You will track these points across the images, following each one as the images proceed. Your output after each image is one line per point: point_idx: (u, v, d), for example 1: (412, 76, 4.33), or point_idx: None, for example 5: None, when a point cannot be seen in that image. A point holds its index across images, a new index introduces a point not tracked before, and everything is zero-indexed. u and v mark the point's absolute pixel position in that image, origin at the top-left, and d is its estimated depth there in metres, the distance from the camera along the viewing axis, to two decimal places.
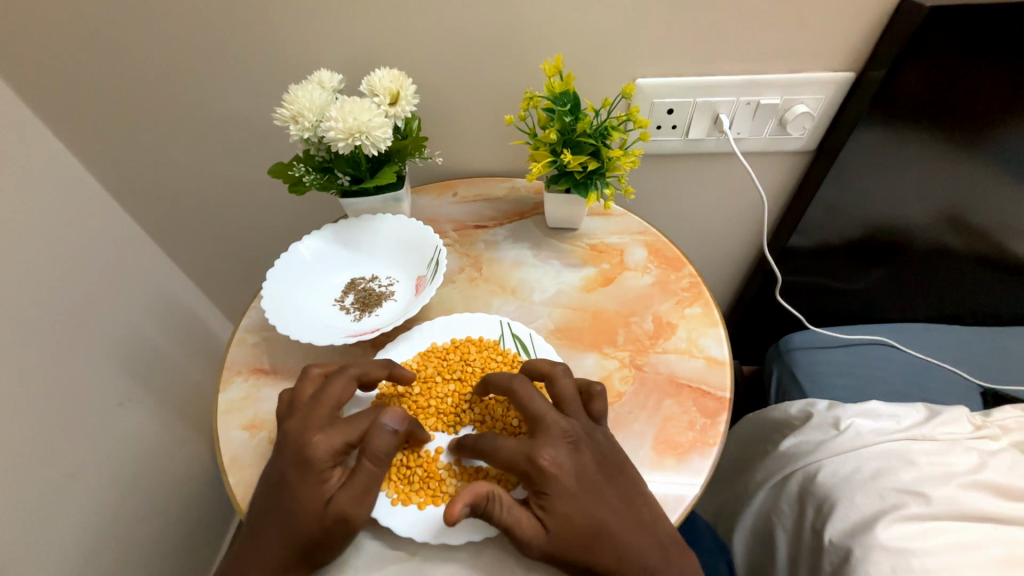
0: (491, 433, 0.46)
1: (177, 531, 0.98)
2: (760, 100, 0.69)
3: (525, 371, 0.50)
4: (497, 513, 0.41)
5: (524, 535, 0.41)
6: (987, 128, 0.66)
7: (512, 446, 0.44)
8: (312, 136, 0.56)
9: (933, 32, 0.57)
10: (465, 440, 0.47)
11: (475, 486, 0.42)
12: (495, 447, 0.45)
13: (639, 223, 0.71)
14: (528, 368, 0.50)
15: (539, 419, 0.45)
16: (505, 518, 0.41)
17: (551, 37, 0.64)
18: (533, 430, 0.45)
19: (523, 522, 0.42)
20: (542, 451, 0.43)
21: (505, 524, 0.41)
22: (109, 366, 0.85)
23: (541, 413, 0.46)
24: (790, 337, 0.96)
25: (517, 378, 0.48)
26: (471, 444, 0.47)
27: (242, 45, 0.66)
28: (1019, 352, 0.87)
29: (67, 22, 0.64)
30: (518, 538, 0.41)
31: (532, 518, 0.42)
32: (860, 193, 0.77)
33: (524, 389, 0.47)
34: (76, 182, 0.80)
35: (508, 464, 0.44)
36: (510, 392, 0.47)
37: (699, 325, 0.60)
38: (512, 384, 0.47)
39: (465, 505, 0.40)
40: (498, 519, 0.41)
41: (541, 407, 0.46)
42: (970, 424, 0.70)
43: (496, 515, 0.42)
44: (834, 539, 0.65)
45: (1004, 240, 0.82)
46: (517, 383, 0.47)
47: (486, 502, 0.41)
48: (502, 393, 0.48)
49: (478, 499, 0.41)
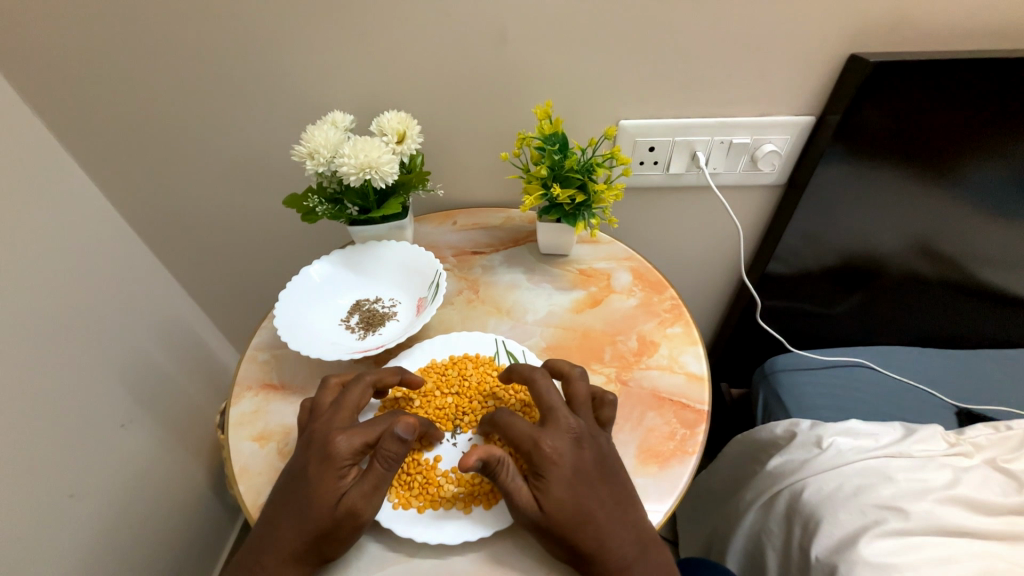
0: (509, 411, 0.50)
1: (166, 557, 0.97)
2: (732, 140, 0.76)
3: (546, 367, 0.55)
4: (503, 476, 0.46)
5: (521, 504, 0.45)
6: (941, 163, 0.73)
7: (523, 428, 0.48)
8: (326, 170, 0.61)
9: (881, 79, 0.65)
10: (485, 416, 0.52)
11: (490, 446, 0.47)
12: (509, 423, 0.49)
13: (625, 250, 0.77)
14: (551, 366, 0.55)
15: (552, 412, 0.49)
16: (508, 483, 0.46)
17: (541, 85, 0.72)
18: (544, 420, 0.49)
19: (521, 493, 0.45)
20: (548, 439, 0.47)
21: (506, 488, 0.46)
22: (115, 387, 0.88)
23: (554, 406, 0.49)
24: (774, 360, 0.99)
25: (540, 371, 0.52)
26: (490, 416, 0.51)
27: (264, 89, 0.73)
28: (991, 373, 0.91)
29: (106, 69, 0.71)
30: (515, 504, 0.45)
31: (528, 495, 0.46)
32: (832, 222, 0.83)
33: (543, 380, 0.51)
34: (97, 210, 0.86)
35: (517, 444, 0.48)
36: (530, 381, 0.51)
37: (680, 344, 0.64)
38: (533, 374, 0.52)
39: (479, 460, 0.45)
40: (502, 482, 0.46)
41: (556, 401, 0.49)
42: (944, 441, 0.73)
43: (501, 477, 0.46)
44: (821, 555, 0.67)
45: (968, 266, 0.88)
46: (538, 374, 0.52)
47: (497, 464, 0.46)
48: (523, 381, 0.53)
49: (490, 458, 0.45)
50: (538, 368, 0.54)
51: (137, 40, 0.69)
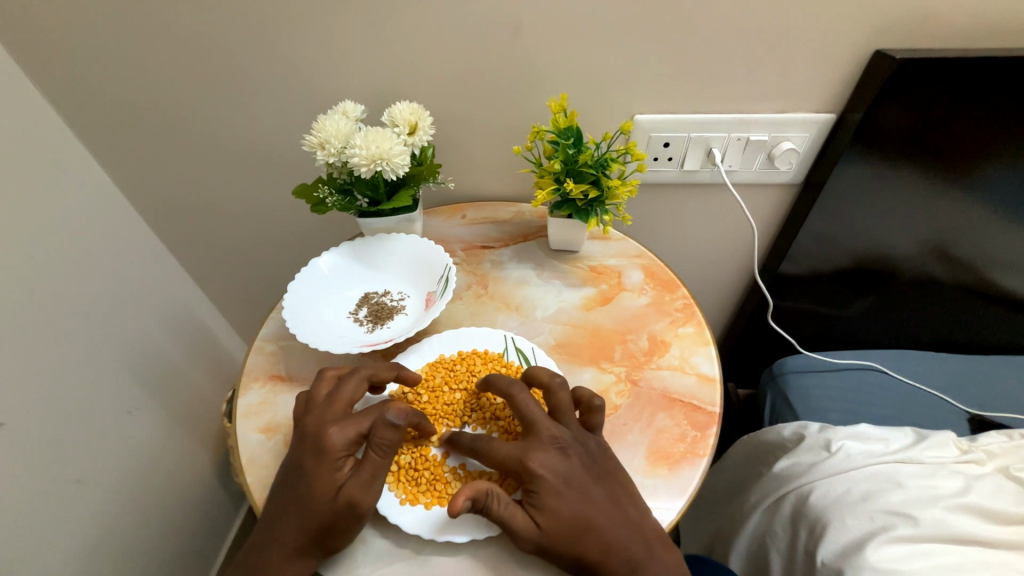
0: (487, 434, 0.49)
1: (172, 542, 0.99)
2: (750, 137, 0.75)
3: (525, 378, 0.53)
4: (495, 508, 0.44)
5: (518, 531, 0.43)
6: (962, 165, 0.72)
7: (507, 449, 0.47)
8: (337, 160, 0.61)
9: (904, 77, 0.63)
10: (459, 438, 0.50)
11: (476, 481, 0.45)
12: (490, 449, 0.48)
13: (636, 248, 0.76)
14: (528, 376, 0.53)
15: (533, 425, 0.48)
16: (502, 514, 0.44)
17: (557, 78, 0.71)
18: (526, 435, 0.48)
19: (518, 520, 0.44)
20: (534, 456, 0.46)
21: (501, 520, 0.44)
22: (123, 374, 0.89)
23: (535, 420, 0.48)
24: (783, 361, 0.98)
25: (517, 385, 0.51)
26: (466, 443, 0.50)
27: (275, 77, 0.72)
28: (1005, 380, 0.89)
29: (115, 54, 0.71)
30: (513, 533, 0.44)
31: (524, 518, 0.44)
32: (847, 224, 0.81)
33: (522, 395, 0.50)
34: (106, 197, 0.86)
35: (503, 466, 0.47)
36: (509, 397, 0.50)
37: (692, 344, 0.63)
38: (512, 389, 0.50)
39: (467, 499, 0.43)
40: (495, 515, 0.44)
41: (536, 414, 0.49)
42: (955, 449, 0.72)
43: (492, 510, 0.44)
44: (826, 560, 0.67)
45: (986, 271, 0.86)
46: (516, 388, 0.50)
47: (486, 498, 0.44)
48: (501, 396, 0.51)
49: (478, 494, 0.43)
50: (514, 381, 0.52)
51: (146, 24, 0.68)
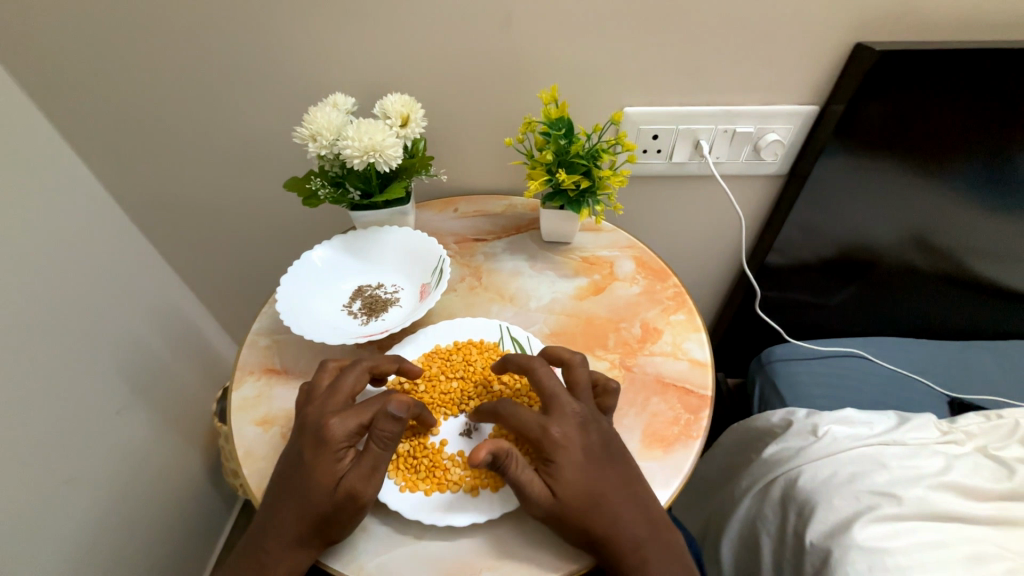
0: (512, 402, 0.50)
1: (164, 544, 0.97)
2: (736, 129, 0.76)
3: (546, 354, 0.54)
4: (513, 469, 0.45)
5: (533, 495, 0.44)
6: (941, 157, 0.74)
7: (528, 417, 0.48)
8: (329, 153, 0.60)
9: (884, 70, 0.65)
10: (484, 407, 0.51)
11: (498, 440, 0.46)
12: (513, 414, 0.48)
13: (628, 238, 0.77)
14: (548, 353, 0.54)
15: (555, 398, 0.49)
16: (519, 476, 0.45)
17: (548, 71, 0.71)
18: (547, 407, 0.49)
19: (534, 485, 0.45)
20: (556, 425, 0.47)
21: (517, 480, 0.45)
22: (111, 374, 0.87)
23: (556, 393, 0.49)
24: (771, 350, 1.00)
25: (538, 360, 0.51)
26: (488, 409, 0.50)
27: (263, 71, 0.72)
28: (982, 363, 0.93)
29: (98, 47, 0.69)
30: (527, 497, 0.45)
31: (539, 484, 0.45)
32: (832, 214, 0.83)
33: (544, 369, 0.50)
34: (90, 194, 0.84)
35: (523, 434, 0.47)
36: (529, 371, 0.51)
37: (683, 331, 0.64)
38: (533, 364, 0.51)
39: (488, 453, 0.44)
40: (512, 476, 0.45)
41: (557, 388, 0.49)
42: (936, 430, 0.75)
43: (510, 470, 0.45)
44: (815, 540, 0.68)
45: (964, 259, 0.89)
46: (536, 363, 0.51)
47: (506, 457, 0.45)
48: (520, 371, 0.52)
49: (500, 451, 0.45)
50: (534, 356, 0.53)
51: (131, 16, 0.66)
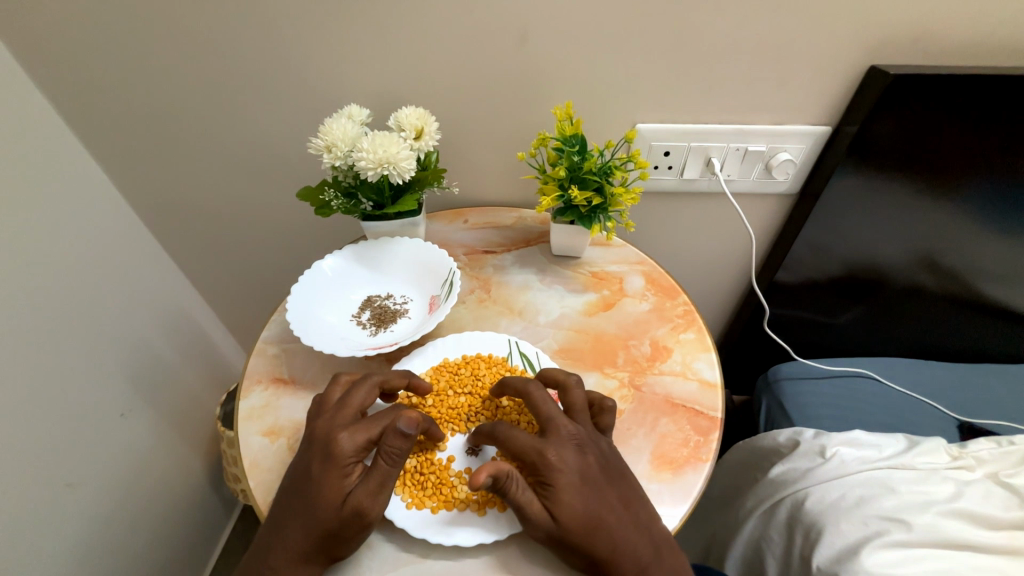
0: (507, 425, 0.50)
1: (162, 549, 0.97)
2: (748, 147, 0.76)
3: (542, 377, 0.54)
4: (514, 491, 0.45)
5: (532, 517, 0.44)
6: (952, 179, 0.74)
7: (524, 439, 0.47)
8: (343, 164, 0.61)
9: (897, 92, 0.65)
10: (481, 428, 0.51)
11: (498, 462, 0.46)
12: (509, 437, 0.48)
13: (637, 254, 0.77)
14: (545, 376, 0.54)
15: (550, 421, 0.48)
16: (520, 498, 0.45)
17: (562, 87, 0.72)
18: (543, 430, 0.49)
19: (533, 506, 0.45)
20: (551, 449, 0.46)
21: (517, 502, 0.45)
22: (116, 376, 0.87)
23: (552, 416, 0.49)
24: (778, 368, 1.00)
25: (533, 383, 0.51)
26: (487, 430, 0.50)
27: (279, 80, 0.72)
28: (992, 387, 0.91)
29: (116, 53, 0.70)
30: (527, 519, 0.44)
31: (539, 506, 0.45)
32: (841, 234, 0.83)
33: (538, 393, 0.50)
34: (103, 197, 0.85)
35: (519, 455, 0.47)
36: (525, 394, 0.51)
37: (693, 350, 0.64)
38: (528, 387, 0.51)
39: (488, 476, 0.44)
40: (513, 497, 0.45)
41: (552, 411, 0.49)
42: (947, 454, 0.74)
43: (510, 492, 0.45)
44: (822, 565, 0.67)
45: (974, 281, 0.88)
46: (533, 387, 0.50)
47: (506, 479, 0.45)
48: (517, 394, 0.52)
49: (500, 473, 0.45)
50: (531, 380, 0.53)
51: (150, 24, 0.67)
